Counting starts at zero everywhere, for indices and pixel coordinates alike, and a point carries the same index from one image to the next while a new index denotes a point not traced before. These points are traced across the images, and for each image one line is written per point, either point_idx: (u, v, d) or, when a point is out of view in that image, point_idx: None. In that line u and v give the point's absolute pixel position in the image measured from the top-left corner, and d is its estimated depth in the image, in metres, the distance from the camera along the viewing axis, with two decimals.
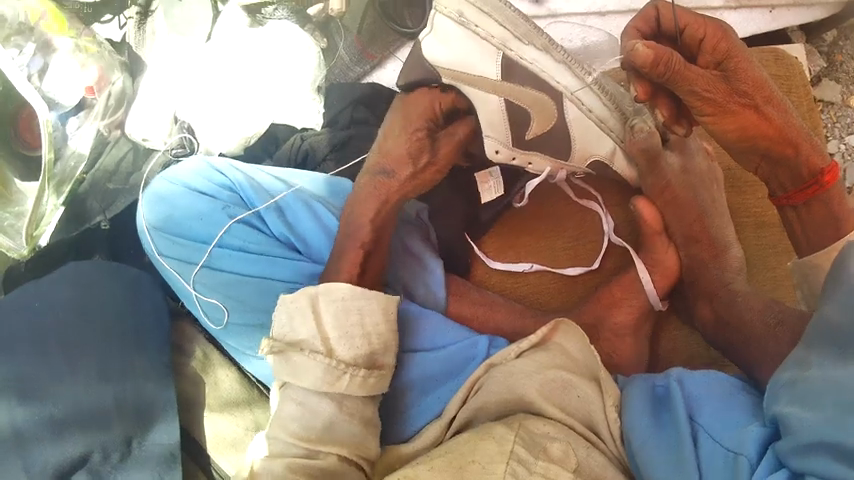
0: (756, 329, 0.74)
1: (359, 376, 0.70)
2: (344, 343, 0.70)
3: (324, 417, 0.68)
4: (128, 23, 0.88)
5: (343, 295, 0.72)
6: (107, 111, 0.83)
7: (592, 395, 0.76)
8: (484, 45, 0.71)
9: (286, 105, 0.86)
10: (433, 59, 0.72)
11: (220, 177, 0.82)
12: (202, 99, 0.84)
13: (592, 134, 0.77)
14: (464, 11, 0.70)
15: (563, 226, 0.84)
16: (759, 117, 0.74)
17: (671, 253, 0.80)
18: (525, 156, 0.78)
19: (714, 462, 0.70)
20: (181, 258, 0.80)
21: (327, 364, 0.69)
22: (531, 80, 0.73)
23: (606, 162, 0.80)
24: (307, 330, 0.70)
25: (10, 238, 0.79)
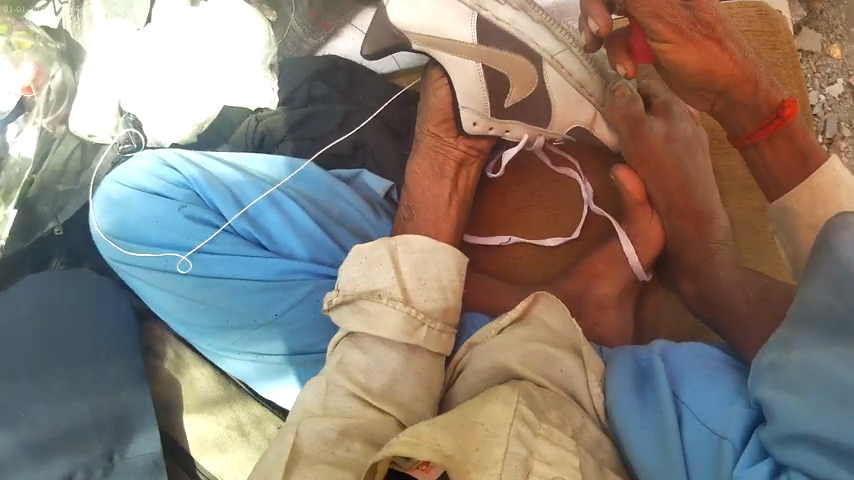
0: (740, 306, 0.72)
1: (435, 330, 0.73)
2: (422, 294, 0.74)
3: (391, 372, 0.70)
4: (64, 10, 0.83)
5: (419, 248, 0.76)
6: (49, 107, 0.79)
7: (574, 368, 0.72)
8: (457, 6, 0.72)
9: (236, 86, 0.80)
10: (401, 23, 0.72)
11: (173, 174, 0.78)
12: (146, 87, 0.79)
13: (573, 98, 0.76)
14: None
15: (538, 195, 0.81)
16: (720, 50, 0.70)
17: (654, 223, 0.77)
18: (503, 124, 0.78)
19: (701, 444, 0.64)
20: (141, 265, 0.77)
21: (406, 313, 0.72)
22: (509, 41, 0.73)
23: (586, 129, 0.78)
24: (385, 278, 0.74)
25: None
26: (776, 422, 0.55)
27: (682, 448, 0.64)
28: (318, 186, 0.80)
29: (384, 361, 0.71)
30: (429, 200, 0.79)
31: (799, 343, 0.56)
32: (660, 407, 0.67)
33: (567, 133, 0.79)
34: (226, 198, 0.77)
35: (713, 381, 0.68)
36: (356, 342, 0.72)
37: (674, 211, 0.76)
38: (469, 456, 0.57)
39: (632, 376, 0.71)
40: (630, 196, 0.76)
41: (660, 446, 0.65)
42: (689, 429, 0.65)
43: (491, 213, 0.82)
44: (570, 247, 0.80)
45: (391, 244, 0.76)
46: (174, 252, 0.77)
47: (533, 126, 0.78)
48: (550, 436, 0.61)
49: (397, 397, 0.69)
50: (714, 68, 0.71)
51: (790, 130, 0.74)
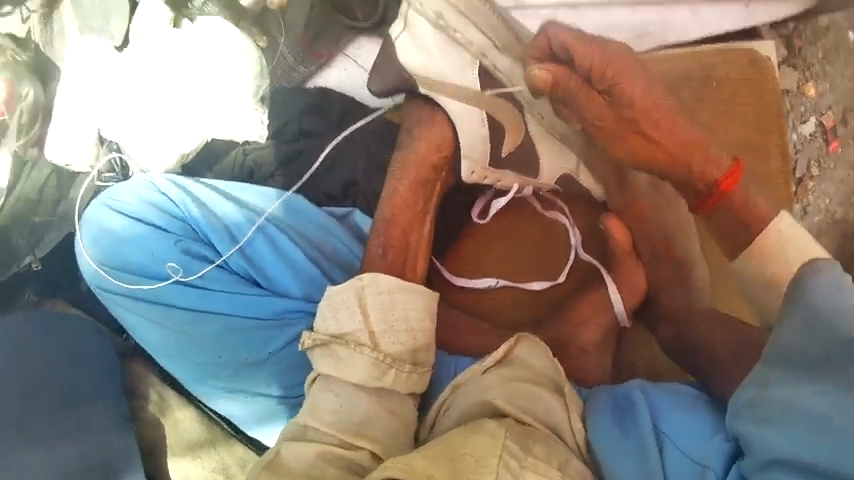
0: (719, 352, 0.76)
1: (403, 372, 0.71)
2: (389, 338, 0.71)
3: (362, 413, 0.68)
4: (31, 17, 0.75)
5: (385, 290, 0.73)
6: (22, 130, 0.73)
7: (557, 404, 0.73)
8: (461, 51, 0.74)
9: (227, 118, 0.76)
10: (408, 65, 0.73)
11: (168, 204, 0.75)
12: (131, 115, 0.73)
13: (554, 146, 0.80)
14: (442, 13, 0.73)
15: (524, 241, 0.83)
16: (646, 140, 0.74)
17: (641, 273, 0.81)
18: (498, 173, 0.79)
19: (682, 473, 0.66)
20: (134, 295, 0.74)
21: (373, 359, 0.70)
22: (502, 92, 0.75)
23: (573, 176, 0.81)
24: (353, 323, 0.71)
25: None
26: (756, 450, 0.56)
27: (663, 476, 0.65)
28: (314, 225, 0.78)
29: (355, 401, 0.69)
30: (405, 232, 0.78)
31: (776, 379, 0.57)
32: (639, 437, 0.69)
33: (554, 182, 0.81)
34: (224, 236, 0.75)
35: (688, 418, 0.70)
36: (326, 391, 0.69)
37: (656, 258, 0.81)
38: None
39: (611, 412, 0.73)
40: (619, 245, 0.80)
41: (643, 474, 0.65)
42: (670, 459, 0.67)
43: (478, 254, 0.83)
44: (554, 289, 0.83)
45: (358, 285, 0.72)
46: (170, 286, 0.74)
47: (523, 175, 0.80)
48: (536, 469, 0.61)
49: (373, 435, 0.67)
50: (647, 156, 0.75)
51: (730, 202, 0.75)
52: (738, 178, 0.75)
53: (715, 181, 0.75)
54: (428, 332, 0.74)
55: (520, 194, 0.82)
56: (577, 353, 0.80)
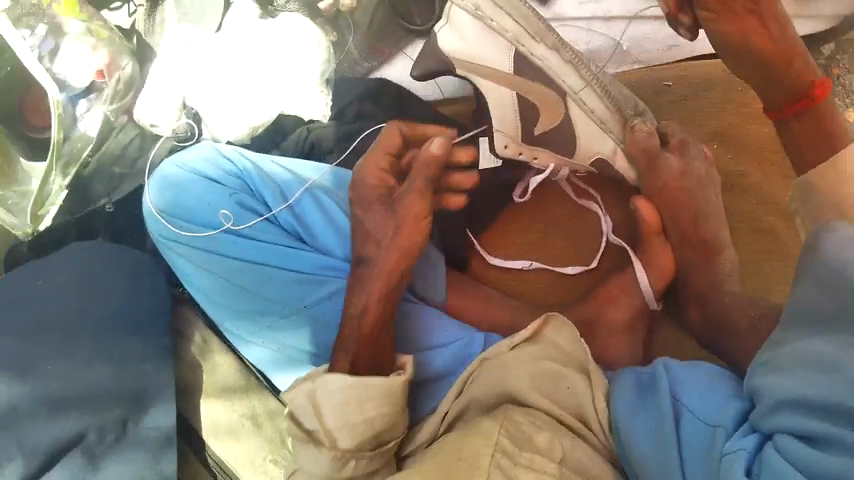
0: (741, 329, 0.75)
1: (366, 458, 0.67)
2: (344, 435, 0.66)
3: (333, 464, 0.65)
4: (138, 11, 0.88)
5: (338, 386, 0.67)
6: (116, 96, 0.83)
7: (580, 385, 0.76)
8: (499, 38, 0.75)
9: (292, 94, 0.85)
10: (446, 48, 0.76)
11: (228, 163, 0.83)
12: (211, 85, 0.83)
13: (593, 132, 0.81)
14: (479, 4, 0.74)
15: (563, 224, 0.87)
16: (760, 27, 0.70)
17: (668, 253, 0.82)
18: (530, 150, 0.82)
19: (697, 435, 0.67)
20: (185, 239, 0.80)
21: (333, 457, 0.65)
22: (537, 74, 0.77)
23: (609, 160, 0.83)
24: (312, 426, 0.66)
25: (15, 217, 0.79)
26: (767, 399, 0.59)
27: (678, 445, 0.66)
28: None
29: None
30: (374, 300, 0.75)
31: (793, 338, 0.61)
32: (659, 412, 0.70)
33: (590, 163, 0.83)
34: (275, 194, 0.82)
35: (711, 390, 0.71)
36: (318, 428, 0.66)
37: (686, 243, 0.82)
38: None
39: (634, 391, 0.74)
40: (648, 226, 0.81)
41: (661, 446, 0.67)
42: (686, 428, 0.67)
43: (514, 236, 0.88)
44: (588, 275, 0.86)
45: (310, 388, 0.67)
46: (220, 233, 0.80)
47: (560, 156, 0.83)
48: (531, 463, 0.64)
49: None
50: (751, 42, 0.70)
51: (818, 109, 0.73)
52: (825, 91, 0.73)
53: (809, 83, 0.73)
54: (395, 402, 0.68)
55: (556, 176, 0.85)
56: (601, 334, 0.82)
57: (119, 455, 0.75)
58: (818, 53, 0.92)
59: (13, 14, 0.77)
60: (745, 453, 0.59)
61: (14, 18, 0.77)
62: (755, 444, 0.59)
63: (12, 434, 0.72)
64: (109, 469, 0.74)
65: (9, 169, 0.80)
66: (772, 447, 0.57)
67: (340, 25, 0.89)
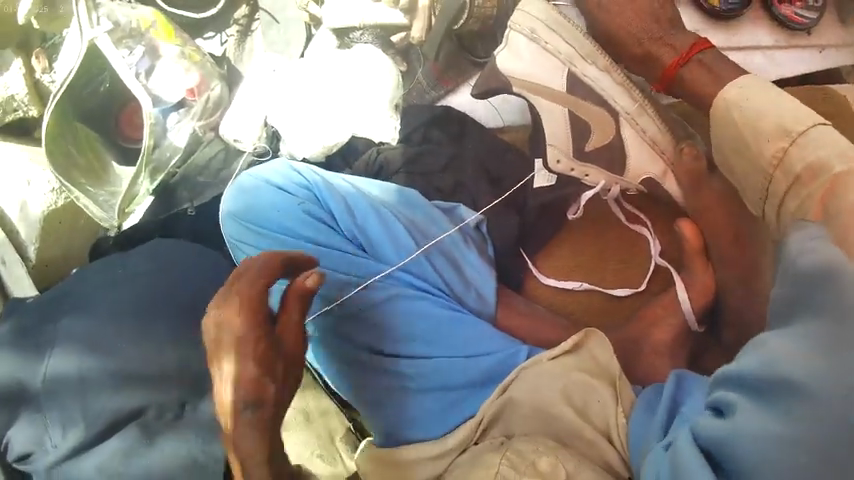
0: None
1: None
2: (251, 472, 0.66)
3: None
4: (229, 40, 1.00)
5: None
6: (205, 113, 0.92)
7: (609, 399, 0.78)
8: (552, 60, 0.87)
9: (364, 120, 0.91)
10: (507, 69, 0.87)
11: (299, 177, 0.90)
12: (290, 105, 0.91)
13: (644, 150, 0.88)
14: (535, 29, 0.87)
15: (613, 244, 0.89)
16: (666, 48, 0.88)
17: (710, 273, 0.84)
18: (581, 167, 0.88)
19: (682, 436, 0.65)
20: (255, 243, 0.88)
21: None
22: (592, 95, 0.88)
23: (658, 181, 0.89)
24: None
25: (105, 212, 0.88)
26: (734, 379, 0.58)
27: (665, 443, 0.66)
28: (421, 212, 0.88)
29: None
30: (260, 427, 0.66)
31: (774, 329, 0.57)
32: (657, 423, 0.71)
33: (639, 183, 0.89)
34: (339, 204, 0.87)
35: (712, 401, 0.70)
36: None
37: (725, 261, 0.83)
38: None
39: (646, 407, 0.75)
40: (689, 245, 0.84)
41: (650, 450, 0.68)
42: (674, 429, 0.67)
43: (569, 259, 0.90)
44: (636, 297, 0.88)
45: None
46: (286, 239, 0.87)
47: (610, 174, 0.89)
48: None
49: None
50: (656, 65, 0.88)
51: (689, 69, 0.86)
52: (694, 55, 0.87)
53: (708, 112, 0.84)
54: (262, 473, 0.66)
55: (607, 194, 0.89)
56: (645, 353, 0.83)
57: (173, 435, 0.82)
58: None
59: (115, 35, 0.87)
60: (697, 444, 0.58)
61: (115, 40, 0.86)
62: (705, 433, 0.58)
63: (79, 402, 0.80)
64: (161, 444, 0.81)
65: (104, 173, 0.90)
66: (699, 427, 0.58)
67: (411, 57, 0.97)
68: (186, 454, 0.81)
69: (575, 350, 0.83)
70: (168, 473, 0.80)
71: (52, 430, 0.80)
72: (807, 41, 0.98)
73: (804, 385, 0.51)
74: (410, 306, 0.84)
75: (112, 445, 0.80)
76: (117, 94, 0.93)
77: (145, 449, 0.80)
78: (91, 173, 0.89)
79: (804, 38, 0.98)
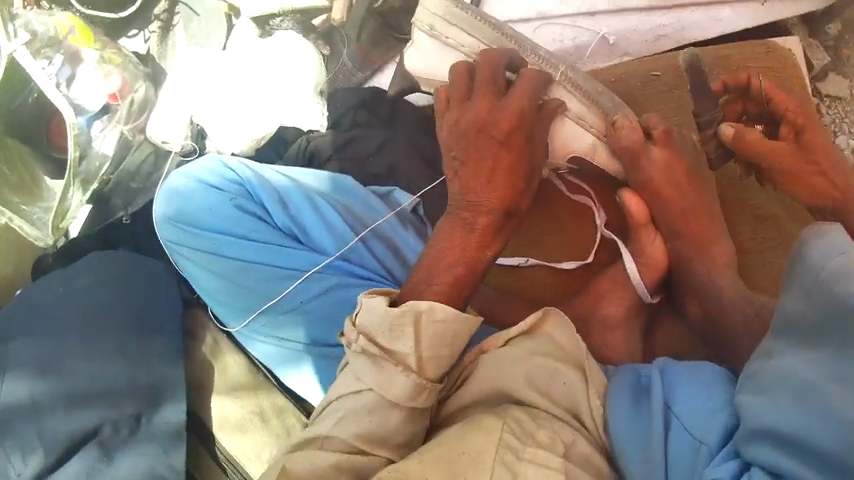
0: (737, 325, 0.78)
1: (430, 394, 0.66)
2: (436, 363, 0.66)
3: (391, 428, 0.65)
4: None
5: (442, 316, 0.67)
6: (130, 116, 0.90)
7: (576, 382, 0.80)
8: (454, 53, 0.82)
9: (290, 108, 0.90)
10: (410, 66, 0.84)
11: (230, 172, 0.88)
12: (214, 102, 0.88)
13: (571, 128, 0.82)
14: (433, 23, 0.82)
15: (560, 223, 0.91)
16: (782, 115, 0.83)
17: (658, 245, 0.83)
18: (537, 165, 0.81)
19: (680, 446, 0.70)
20: (192, 245, 0.87)
21: (410, 376, 0.65)
22: None
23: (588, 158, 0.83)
24: (403, 344, 0.65)
25: (39, 231, 0.86)
26: (748, 423, 0.59)
27: (664, 455, 0.70)
28: (357, 200, 0.88)
29: (380, 416, 0.65)
30: (448, 244, 0.72)
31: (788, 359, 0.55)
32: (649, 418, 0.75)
33: (568, 160, 0.84)
34: (272, 198, 0.87)
35: (701, 393, 0.75)
36: (427, 325, 0.66)
37: (678, 234, 0.83)
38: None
39: (630, 391, 0.79)
40: (634, 220, 0.82)
41: (643, 449, 0.72)
42: (670, 441, 0.71)
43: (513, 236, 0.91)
44: (584, 270, 0.89)
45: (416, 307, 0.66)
46: (222, 237, 0.86)
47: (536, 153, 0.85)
48: (534, 456, 0.65)
49: (391, 448, 0.65)
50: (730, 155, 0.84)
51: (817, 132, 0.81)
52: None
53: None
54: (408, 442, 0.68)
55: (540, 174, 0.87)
56: (598, 331, 0.85)
57: (131, 449, 0.81)
58: (824, 34, 1.03)
59: (32, 46, 0.84)
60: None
61: (34, 52, 0.83)
62: (733, 471, 0.60)
63: (34, 428, 0.79)
64: (122, 460, 0.80)
65: (35, 186, 0.88)
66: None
67: (333, 38, 1.02)
68: (146, 467, 0.80)
69: (533, 332, 0.85)
70: None
71: (13, 457, 0.77)
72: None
73: (836, 452, 0.46)
74: (353, 296, 0.84)
75: (74, 465, 0.78)
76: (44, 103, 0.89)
77: (105, 467, 0.79)
78: (23, 190, 0.87)
79: None
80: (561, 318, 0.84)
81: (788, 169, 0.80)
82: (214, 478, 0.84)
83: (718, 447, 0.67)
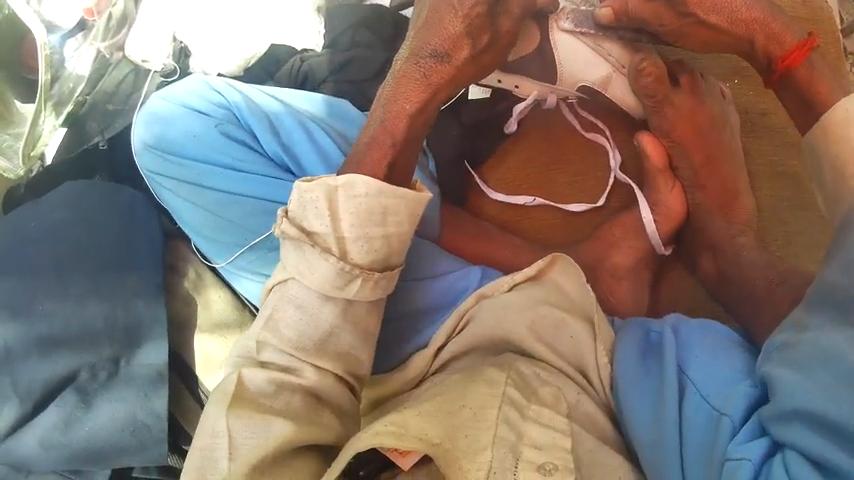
0: (759, 289, 0.73)
1: (372, 281, 0.68)
2: (361, 247, 0.67)
3: (326, 328, 0.68)
4: None
5: (364, 191, 0.67)
6: (108, 32, 0.83)
7: (584, 335, 0.74)
8: None
9: (285, 26, 0.84)
10: None
11: (217, 95, 0.81)
12: (199, 21, 0.81)
13: (586, 59, 0.76)
14: None
15: (565, 159, 0.82)
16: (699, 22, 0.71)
17: (678, 194, 0.78)
18: (511, 78, 0.78)
19: (699, 420, 0.66)
20: (171, 174, 0.80)
21: (339, 268, 0.67)
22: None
23: (598, 90, 0.78)
24: (322, 224, 0.67)
25: (8, 159, 0.79)
26: (779, 399, 0.59)
27: (679, 427, 0.66)
28: (353, 126, 0.81)
29: (317, 316, 0.68)
30: (396, 106, 0.72)
31: (813, 325, 0.60)
32: (663, 381, 0.70)
33: (577, 90, 0.79)
34: (262, 125, 0.79)
35: (724, 360, 0.70)
36: (346, 204, 0.67)
37: (700, 185, 0.77)
38: (458, 443, 0.65)
39: (641, 346, 0.74)
40: (652, 162, 0.77)
41: (655, 421, 0.67)
42: (688, 407, 0.67)
43: (521, 171, 0.82)
44: (594, 214, 0.81)
45: (331, 185, 0.67)
46: (205, 167, 0.79)
47: (543, 83, 0.79)
48: (539, 417, 0.68)
49: (333, 352, 0.68)
50: (717, 43, 0.73)
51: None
52: (803, 60, 0.70)
53: (776, 59, 0.71)
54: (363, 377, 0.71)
55: (542, 103, 0.80)
56: (606, 281, 0.79)
57: (110, 394, 0.78)
58: None
59: None
60: (748, 464, 0.59)
61: None
62: (761, 453, 0.60)
63: (8, 374, 0.76)
64: (101, 406, 0.77)
65: (7, 112, 0.81)
66: (781, 461, 0.58)
67: None
68: (126, 415, 0.77)
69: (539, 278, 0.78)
70: (110, 436, 0.77)
71: None
72: None
73: (850, 432, 0.52)
74: None
75: (51, 415, 0.76)
76: (16, 23, 0.81)
77: (84, 415, 0.77)
78: None
79: None
80: (569, 263, 0.77)
81: (674, 33, 0.72)
82: (193, 419, 0.81)
83: (740, 427, 0.63)
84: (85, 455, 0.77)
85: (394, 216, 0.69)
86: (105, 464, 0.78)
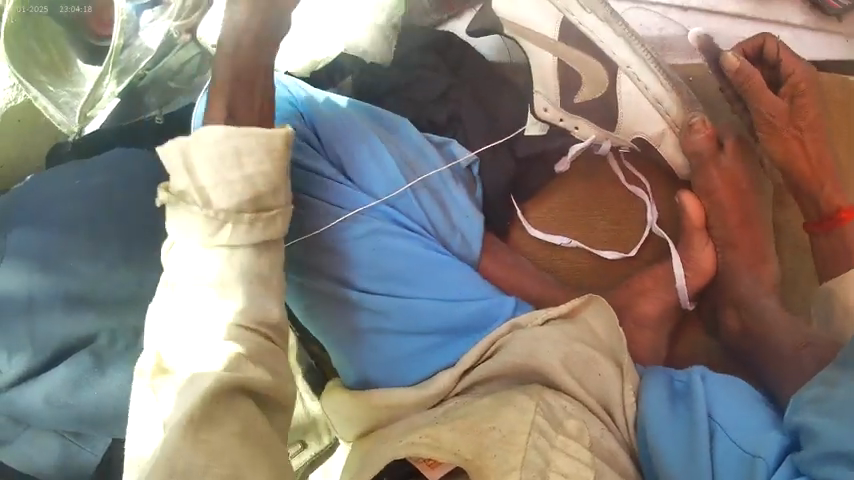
0: (783, 351, 0.75)
1: (245, 223, 0.59)
2: (223, 193, 0.59)
3: (232, 285, 0.59)
4: None
5: (213, 139, 0.59)
6: (183, 12, 0.81)
7: (612, 376, 0.76)
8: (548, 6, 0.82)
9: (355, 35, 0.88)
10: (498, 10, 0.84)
11: (284, 90, 0.80)
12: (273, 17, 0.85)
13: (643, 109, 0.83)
14: None
15: (606, 207, 0.87)
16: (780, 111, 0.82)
17: (708, 253, 0.82)
18: (572, 118, 0.84)
19: (730, 464, 0.68)
20: None
21: (207, 215, 0.58)
22: (578, 40, 0.82)
23: (652, 143, 0.84)
24: (183, 178, 0.59)
25: (64, 115, 0.79)
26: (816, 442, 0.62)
27: (711, 469, 0.68)
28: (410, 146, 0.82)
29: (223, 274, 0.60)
30: None
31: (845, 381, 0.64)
32: (692, 424, 0.72)
33: (631, 140, 0.85)
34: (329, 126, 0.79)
35: (750, 410, 0.72)
36: (199, 154, 0.59)
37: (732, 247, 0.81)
38: (488, 462, 0.65)
39: (666, 391, 0.76)
40: (691, 220, 0.81)
41: (686, 462, 0.68)
42: (719, 449, 0.69)
43: (562, 213, 0.88)
44: (626, 262, 0.86)
45: (186, 142, 0.59)
46: None
47: (601, 128, 0.85)
48: (565, 447, 0.67)
49: None
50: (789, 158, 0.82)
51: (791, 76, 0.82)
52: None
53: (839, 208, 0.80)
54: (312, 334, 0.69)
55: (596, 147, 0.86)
56: (631, 327, 0.82)
57: (126, 363, 0.73)
58: None
59: None
60: None
61: None
62: None
63: (27, 324, 0.71)
64: (116, 374, 0.73)
65: (65, 69, 0.80)
66: None
67: None
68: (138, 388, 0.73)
69: (572, 317, 0.80)
70: (122, 401, 0.73)
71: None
72: (837, 27, 0.90)
73: None
74: (394, 245, 0.78)
75: (59, 373, 0.71)
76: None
77: (96, 379, 0.72)
78: (50, 71, 0.79)
79: (834, 23, 0.90)
80: (604, 307, 0.80)
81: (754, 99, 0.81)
82: None
83: (775, 470, 0.65)
84: (87, 419, 0.73)
85: (251, 157, 0.60)
86: (103, 431, 0.75)
